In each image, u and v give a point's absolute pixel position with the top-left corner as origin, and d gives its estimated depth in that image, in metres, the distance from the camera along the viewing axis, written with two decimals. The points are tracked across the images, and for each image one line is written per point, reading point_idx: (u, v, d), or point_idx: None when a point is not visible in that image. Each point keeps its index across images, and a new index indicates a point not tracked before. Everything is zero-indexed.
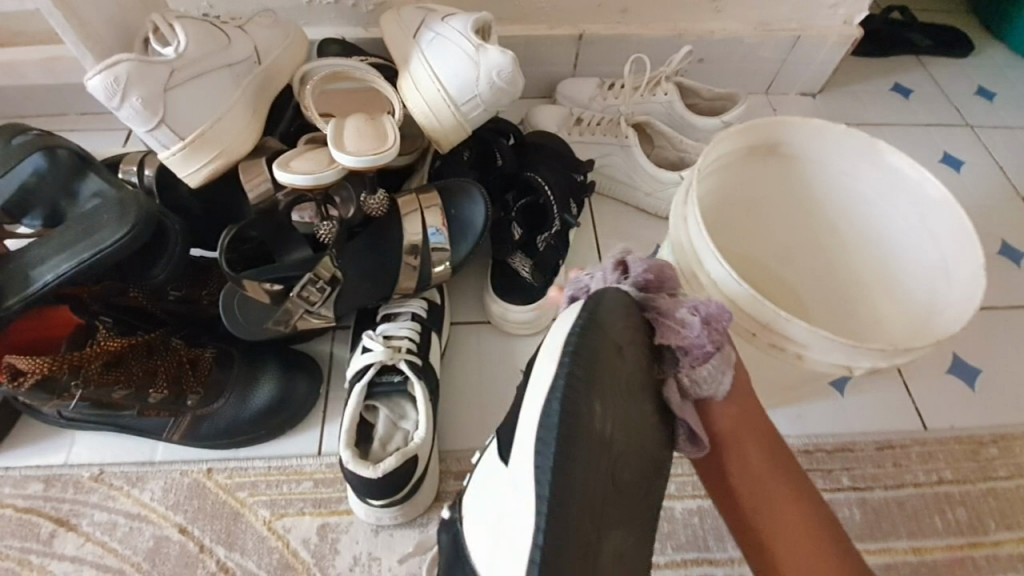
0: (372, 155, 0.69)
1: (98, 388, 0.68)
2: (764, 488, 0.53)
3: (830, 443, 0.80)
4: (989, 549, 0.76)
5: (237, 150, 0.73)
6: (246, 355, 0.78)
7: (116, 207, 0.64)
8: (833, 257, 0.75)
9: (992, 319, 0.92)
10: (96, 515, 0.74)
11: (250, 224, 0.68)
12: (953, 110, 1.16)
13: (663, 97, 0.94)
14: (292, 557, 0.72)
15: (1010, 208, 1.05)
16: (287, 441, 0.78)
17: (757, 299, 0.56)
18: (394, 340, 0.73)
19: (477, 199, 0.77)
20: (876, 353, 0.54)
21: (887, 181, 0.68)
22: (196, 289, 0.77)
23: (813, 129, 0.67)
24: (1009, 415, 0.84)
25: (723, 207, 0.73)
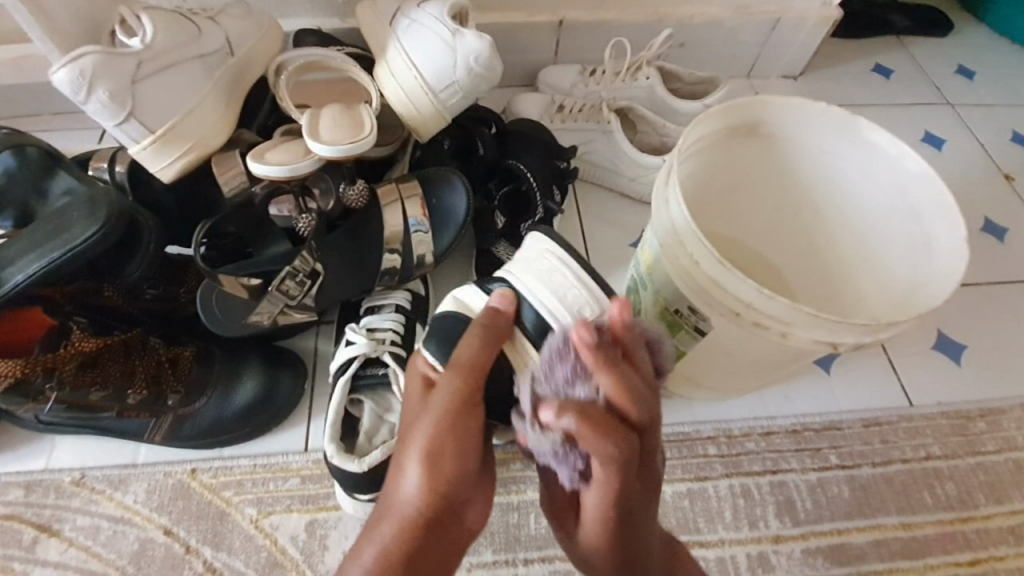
0: (348, 144, 0.68)
1: (75, 389, 0.68)
2: (625, 537, 0.51)
3: (818, 422, 0.80)
4: (979, 523, 0.76)
5: (211, 142, 0.71)
6: (228, 353, 0.77)
7: (87, 204, 0.63)
8: (816, 236, 0.74)
9: (976, 295, 0.92)
10: (78, 519, 0.72)
11: (226, 218, 0.67)
12: (933, 89, 1.17)
13: (644, 81, 0.93)
14: (280, 555, 0.71)
15: (991, 185, 1.05)
16: (272, 439, 0.77)
17: (734, 277, 0.56)
18: (377, 333, 0.72)
19: (459, 186, 0.77)
20: (858, 329, 0.54)
21: (865, 157, 0.68)
22: (174, 286, 0.75)
23: (792, 108, 0.66)
24: (994, 389, 0.84)
25: (705, 191, 0.72)
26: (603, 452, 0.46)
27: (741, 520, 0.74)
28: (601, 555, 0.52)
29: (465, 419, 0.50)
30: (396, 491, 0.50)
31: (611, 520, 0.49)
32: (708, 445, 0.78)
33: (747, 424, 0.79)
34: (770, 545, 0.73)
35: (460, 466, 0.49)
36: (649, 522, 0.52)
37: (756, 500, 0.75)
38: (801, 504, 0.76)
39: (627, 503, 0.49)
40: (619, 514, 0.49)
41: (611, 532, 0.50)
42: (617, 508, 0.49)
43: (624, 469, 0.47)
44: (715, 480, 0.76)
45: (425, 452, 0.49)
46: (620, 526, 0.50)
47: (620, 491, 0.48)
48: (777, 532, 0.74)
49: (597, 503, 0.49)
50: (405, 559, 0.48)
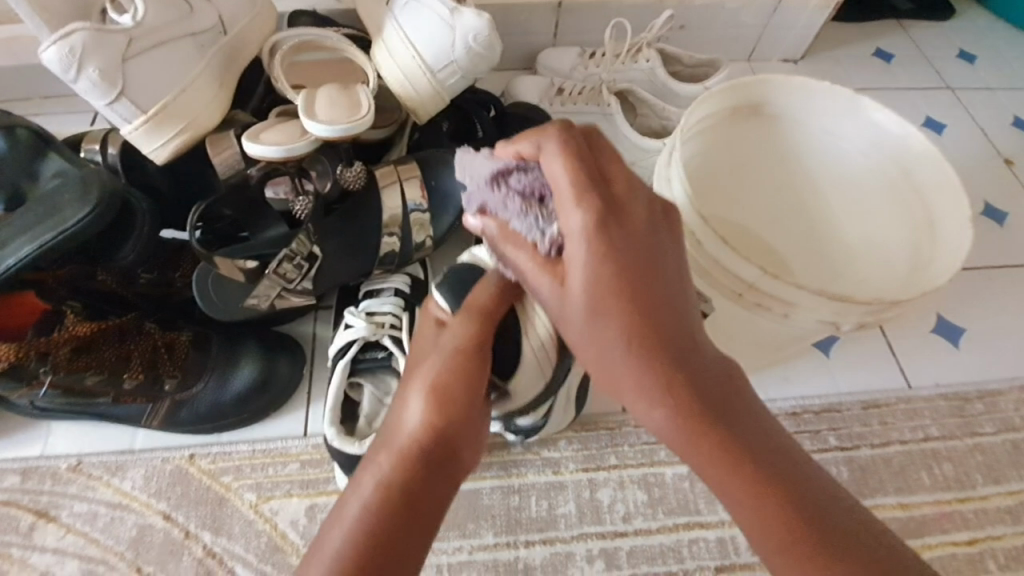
0: (347, 123, 0.67)
1: (67, 374, 0.66)
2: (624, 277, 0.45)
3: (818, 404, 0.80)
4: (977, 503, 0.77)
5: (205, 122, 0.70)
6: (225, 337, 0.76)
7: (77, 186, 0.62)
8: (816, 219, 0.72)
9: (977, 278, 0.92)
10: (75, 506, 0.72)
11: (222, 201, 0.66)
12: (933, 73, 1.16)
13: (644, 63, 0.92)
14: (281, 539, 0.71)
15: (991, 169, 1.05)
16: (270, 424, 0.76)
17: (737, 257, 0.56)
18: (377, 316, 0.70)
19: (458, 169, 0.75)
20: (862, 308, 0.54)
21: (868, 139, 0.68)
22: (169, 270, 0.74)
23: (794, 88, 0.66)
24: (992, 372, 0.85)
25: (706, 172, 0.70)
26: (557, 174, 0.45)
27: None
28: (600, 320, 0.46)
29: (473, 361, 0.51)
30: (403, 426, 0.49)
31: (598, 259, 0.45)
32: None
33: None
34: None
35: (463, 394, 0.50)
36: (661, 282, 0.46)
37: None
38: None
39: (611, 227, 0.45)
40: (603, 234, 0.45)
41: (609, 285, 0.45)
42: (597, 227, 0.44)
43: (582, 182, 0.45)
44: None
45: (436, 382, 0.49)
46: (615, 276, 0.45)
47: (593, 206, 0.44)
48: None
49: (574, 225, 0.45)
50: (406, 495, 0.45)
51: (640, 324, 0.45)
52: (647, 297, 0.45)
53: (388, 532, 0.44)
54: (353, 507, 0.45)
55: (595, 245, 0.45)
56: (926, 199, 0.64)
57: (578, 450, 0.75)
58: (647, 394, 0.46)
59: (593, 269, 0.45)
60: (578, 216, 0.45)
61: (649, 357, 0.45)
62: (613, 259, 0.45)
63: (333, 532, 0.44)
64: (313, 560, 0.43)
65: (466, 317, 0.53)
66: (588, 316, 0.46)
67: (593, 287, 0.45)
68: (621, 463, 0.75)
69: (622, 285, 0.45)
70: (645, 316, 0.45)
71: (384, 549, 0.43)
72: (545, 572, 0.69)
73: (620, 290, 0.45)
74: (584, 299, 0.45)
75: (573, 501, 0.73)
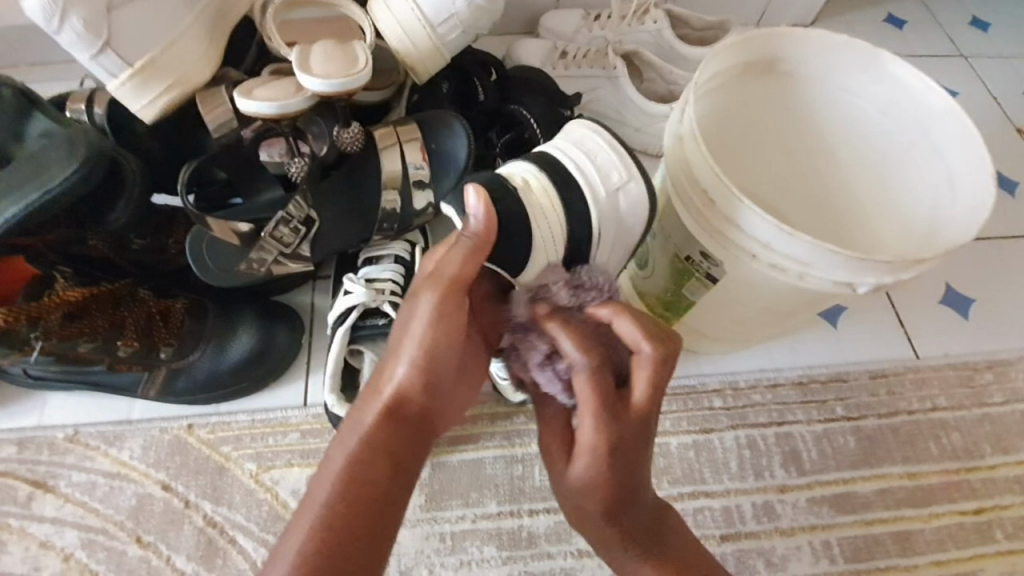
0: (343, 78, 0.64)
1: (61, 341, 0.64)
2: (619, 479, 0.46)
3: (825, 374, 0.79)
4: (984, 473, 0.76)
5: (195, 78, 0.67)
6: (222, 306, 0.75)
7: (65, 144, 0.59)
8: (825, 185, 0.71)
9: (989, 247, 0.89)
10: (74, 476, 0.71)
11: (212, 158, 0.65)
12: (946, 40, 1.12)
13: (651, 24, 0.89)
14: (282, 508, 0.70)
15: (1003, 138, 1.02)
16: (270, 393, 0.75)
17: (754, 215, 0.55)
18: (376, 283, 0.69)
19: (460, 131, 0.73)
20: (881, 266, 0.54)
21: (889, 96, 0.66)
22: (162, 236, 0.72)
23: (812, 42, 0.64)
24: (1002, 342, 0.83)
25: (720, 128, 0.68)
26: (582, 391, 0.47)
27: (747, 470, 0.74)
28: (590, 513, 0.47)
29: (450, 330, 0.48)
30: (383, 391, 0.48)
31: (597, 464, 0.46)
32: (714, 397, 0.77)
33: (753, 377, 0.78)
34: (775, 495, 0.73)
35: (440, 364, 0.48)
36: (643, 473, 0.49)
37: (762, 451, 0.75)
38: (806, 455, 0.75)
39: (615, 437, 0.46)
40: (609, 450, 0.46)
41: (600, 480, 0.46)
42: (602, 442, 0.46)
43: (604, 391, 0.47)
44: (721, 432, 0.76)
45: (412, 352, 0.48)
46: (615, 483, 0.46)
47: (604, 415, 0.46)
48: (783, 483, 0.74)
49: (586, 436, 0.46)
50: (391, 457, 0.47)
51: (620, 494, 0.47)
52: (633, 487, 0.48)
53: (373, 488, 0.46)
54: (336, 460, 0.47)
55: (596, 454, 0.46)
56: (948, 151, 0.62)
57: None
58: (616, 547, 0.49)
59: (592, 470, 0.46)
60: (590, 427, 0.46)
61: (617, 523, 0.48)
62: (612, 465, 0.46)
63: (321, 483, 0.46)
64: (301, 516, 0.45)
65: (436, 288, 0.48)
66: (587, 499, 0.47)
67: (588, 490, 0.47)
68: None
69: (615, 486, 0.46)
70: (627, 508, 0.48)
71: (370, 505, 0.45)
72: (549, 540, 0.68)
73: (615, 487, 0.46)
74: (583, 483, 0.46)
75: None
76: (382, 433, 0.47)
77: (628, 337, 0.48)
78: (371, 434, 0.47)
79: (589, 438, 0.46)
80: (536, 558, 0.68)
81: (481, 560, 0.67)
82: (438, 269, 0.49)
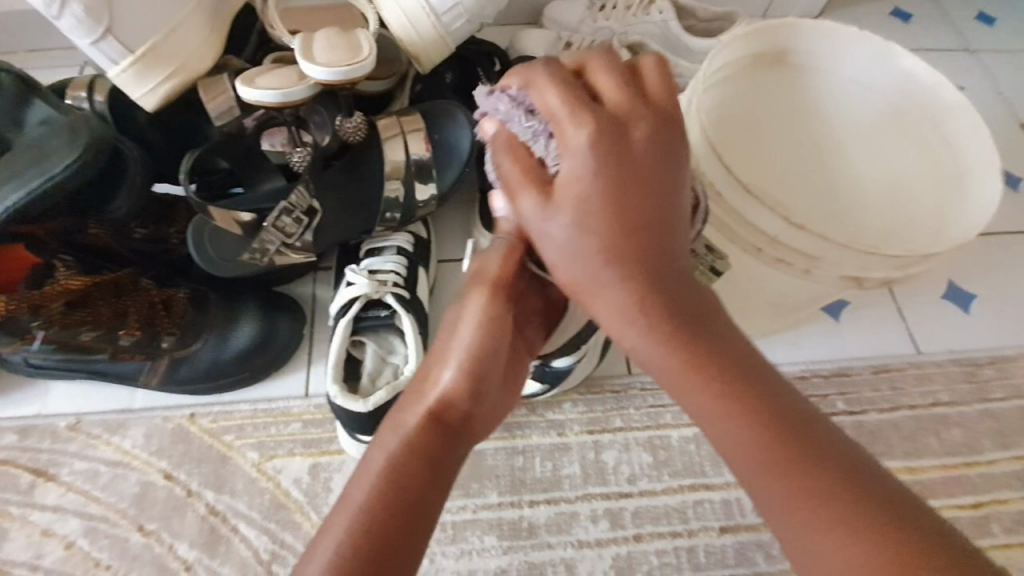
0: (346, 67, 0.64)
1: (65, 329, 0.64)
2: (618, 199, 0.41)
3: (826, 368, 0.79)
4: (983, 468, 0.76)
5: (195, 65, 0.67)
6: (223, 295, 0.75)
7: (66, 131, 0.59)
8: (837, 183, 0.67)
9: (993, 243, 0.89)
10: (76, 464, 0.71)
11: (215, 148, 0.65)
12: (952, 34, 1.12)
13: (658, 15, 0.88)
14: (285, 497, 0.70)
15: (1009, 133, 1.02)
16: (272, 383, 0.75)
17: (762, 208, 0.55)
18: (379, 274, 0.69)
19: (463, 121, 0.73)
20: (887, 260, 0.54)
21: (893, 93, 0.67)
22: (163, 226, 0.72)
23: (822, 34, 0.66)
24: (1004, 338, 0.83)
25: (728, 122, 0.67)
26: (557, 108, 0.42)
27: None
28: (611, 299, 0.42)
29: (498, 334, 0.48)
30: (427, 394, 0.46)
31: (590, 186, 0.41)
32: None
33: None
34: None
35: (488, 368, 0.48)
36: (664, 211, 0.42)
37: None
38: None
39: (604, 159, 0.41)
40: (602, 168, 0.41)
41: (597, 204, 0.41)
42: (590, 126, 0.41)
43: (582, 105, 0.42)
44: None
45: (462, 352, 0.47)
46: (621, 257, 0.41)
47: (590, 124, 0.41)
48: None
49: (571, 159, 0.42)
50: (433, 461, 0.44)
51: (625, 235, 0.41)
52: (644, 217, 0.42)
53: (416, 491, 0.42)
54: (377, 463, 0.43)
55: (586, 177, 0.41)
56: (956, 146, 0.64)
57: (583, 412, 0.74)
58: (661, 344, 0.41)
59: (594, 246, 0.41)
60: (578, 137, 0.41)
61: (637, 278, 0.41)
62: (608, 214, 0.41)
63: (359, 484, 0.42)
64: (334, 520, 0.40)
65: (485, 287, 0.49)
66: (592, 258, 0.41)
67: (584, 240, 0.42)
68: (627, 426, 0.74)
69: (616, 205, 0.41)
70: (640, 218, 0.41)
71: (411, 505, 0.41)
72: (549, 531, 0.69)
73: (625, 254, 0.41)
74: (583, 251, 0.42)
75: (578, 462, 0.72)
76: (425, 434, 0.44)
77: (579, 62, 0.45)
78: (415, 436, 0.44)
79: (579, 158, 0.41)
80: (537, 549, 0.68)
81: (482, 550, 0.68)
82: (482, 270, 0.50)
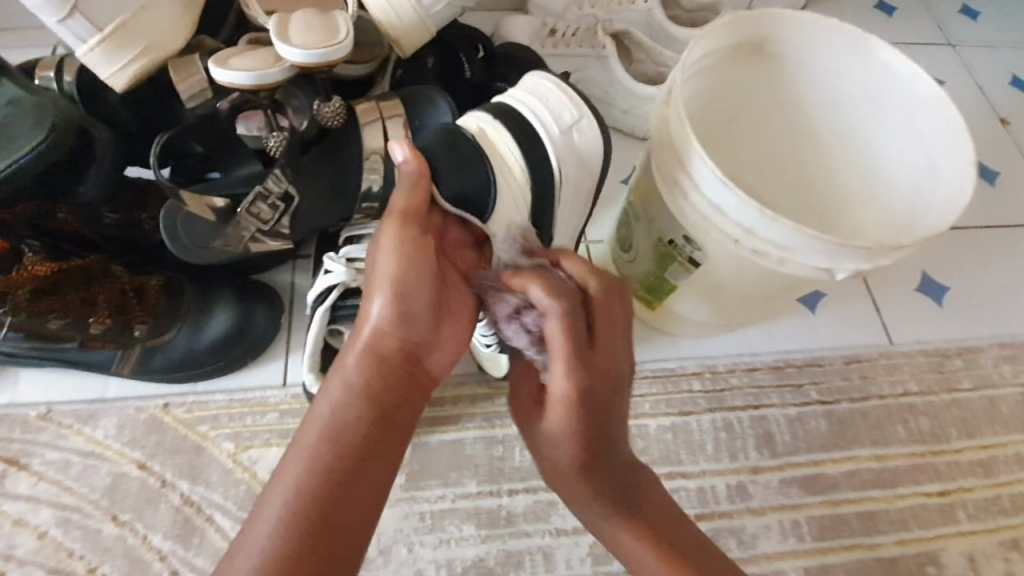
0: (323, 48, 0.62)
1: (31, 317, 0.64)
2: (590, 420, 0.50)
3: (801, 358, 0.80)
4: (950, 456, 0.78)
5: (168, 43, 0.64)
6: (198, 283, 0.73)
7: (31, 113, 0.57)
8: (812, 169, 0.71)
9: (966, 236, 0.91)
10: (47, 454, 0.69)
11: (189, 130, 0.65)
12: (934, 28, 1.12)
13: (642, 3, 0.87)
14: (261, 487, 0.69)
15: (985, 128, 1.03)
16: (248, 372, 0.74)
17: (734, 198, 0.55)
18: (358, 263, 0.67)
19: (444, 108, 0.71)
20: (859, 253, 0.55)
21: (875, 81, 0.66)
22: (136, 211, 0.69)
23: (803, 24, 0.64)
24: (973, 330, 0.85)
25: (710, 113, 0.69)
26: (553, 330, 0.50)
27: (722, 452, 0.75)
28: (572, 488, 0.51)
29: (422, 264, 0.51)
30: (362, 330, 0.50)
31: (568, 411, 0.49)
32: (692, 380, 0.78)
33: (731, 360, 0.80)
34: (749, 476, 0.75)
35: (416, 305, 0.51)
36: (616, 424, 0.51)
37: (737, 434, 0.76)
38: (780, 437, 0.77)
39: (583, 383, 0.49)
40: (581, 396, 0.49)
41: (575, 421, 0.49)
42: (576, 365, 0.49)
43: (572, 342, 0.49)
44: (698, 415, 0.77)
45: (392, 289, 0.50)
46: (583, 461, 0.50)
47: (576, 363, 0.49)
48: (757, 464, 0.75)
49: (558, 386, 0.49)
50: (374, 402, 0.48)
51: (596, 451, 0.50)
52: (604, 429, 0.50)
53: (360, 438, 0.47)
54: (324, 410, 0.48)
55: (565, 406, 0.49)
56: (933, 139, 0.63)
57: None
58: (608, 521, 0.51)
59: (564, 449, 0.50)
60: (564, 376, 0.49)
61: (593, 476, 0.51)
62: (580, 434, 0.50)
63: (308, 428, 0.47)
64: (287, 464, 0.46)
65: (395, 221, 0.51)
66: (567, 469, 0.51)
67: (557, 447, 0.50)
68: None
69: (586, 425, 0.50)
70: (602, 432, 0.50)
71: (358, 454, 0.47)
72: (527, 519, 0.69)
73: (589, 455, 0.50)
74: (555, 448, 0.51)
75: None
76: (365, 374, 0.49)
77: (578, 274, 0.52)
78: (356, 380, 0.48)
79: (565, 388, 0.49)
80: (514, 537, 0.68)
81: (459, 539, 0.68)
82: (390, 205, 0.52)
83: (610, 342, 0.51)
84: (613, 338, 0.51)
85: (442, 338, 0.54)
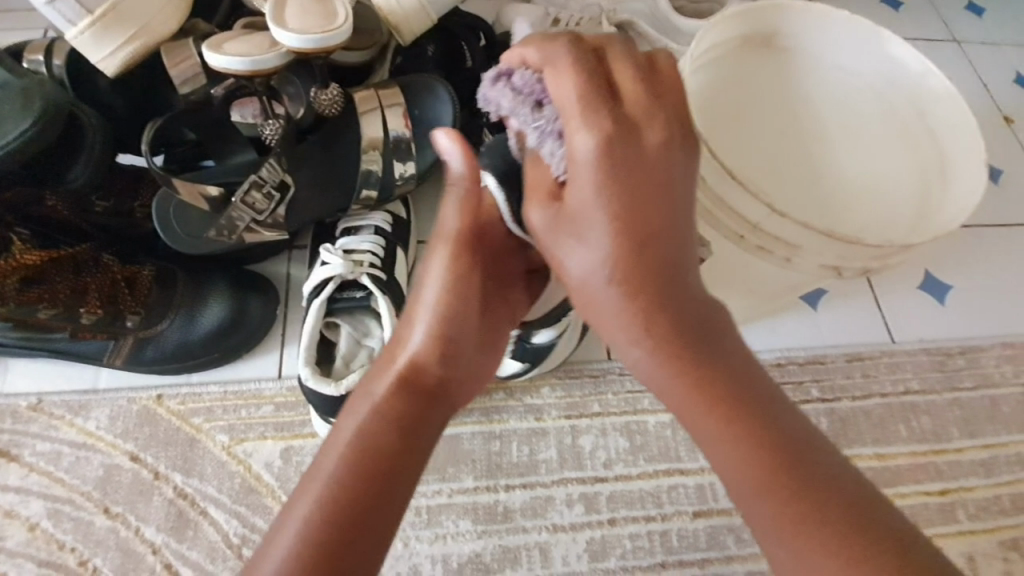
0: (321, 34, 0.60)
1: (19, 307, 0.61)
2: (642, 224, 0.42)
3: (802, 356, 0.80)
4: (950, 455, 0.78)
5: (160, 26, 0.62)
6: (191, 274, 0.72)
7: (18, 95, 0.56)
8: (823, 166, 0.66)
9: (969, 235, 0.90)
10: (38, 445, 0.68)
11: (180, 117, 0.62)
12: (940, 24, 1.11)
13: None
14: (256, 480, 0.68)
15: (990, 126, 1.02)
16: (242, 365, 0.73)
17: (743, 193, 0.54)
18: (354, 254, 0.67)
19: (443, 97, 0.70)
20: (868, 252, 0.54)
21: (883, 75, 0.67)
22: (126, 200, 0.68)
23: (811, 16, 0.65)
24: (975, 329, 0.84)
25: (718, 103, 0.66)
26: (565, 94, 0.43)
27: None
28: (629, 348, 0.44)
29: (466, 297, 0.50)
30: (398, 358, 0.49)
31: (608, 200, 0.42)
32: None
33: None
34: None
35: (458, 333, 0.49)
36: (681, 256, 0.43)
37: None
38: None
39: (623, 153, 0.42)
40: (622, 180, 0.42)
41: (622, 226, 0.42)
42: (605, 128, 0.42)
43: (591, 98, 0.42)
44: None
45: (434, 319, 0.49)
46: (636, 279, 0.42)
47: (606, 130, 0.42)
48: None
49: (582, 150, 0.42)
50: (403, 427, 0.46)
51: (657, 293, 0.43)
52: (663, 252, 0.43)
53: (385, 460, 0.44)
54: (347, 430, 0.45)
55: (604, 194, 0.42)
56: (945, 134, 0.64)
57: (561, 397, 0.74)
58: (683, 393, 0.42)
59: (620, 275, 0.42)
60: (586, 137, 0.42)
61: (654, 315, 0.43)
62: (632, 246, 0.42)
63: (330, 449, 0.45)
64: (306, 481, 0.43)
65: (448, 245, 0.50)
66: (614, 302, 0.43)
67: (603, 278, 0.43)
68: (604, 411, 0.74)
69: (638, 239, 0.42)
70: (663, 266, 0.43)
71: (380, 477, 0.43)
72: (525, 514, 0.69)
73: (646, 285, 0.42)
74: (600, 274, 0.43)
75: (555, 447, 0.72)
76: (395, 399, 0.47)
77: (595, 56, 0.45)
78: (385, 403, 0.47)
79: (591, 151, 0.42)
80: (511, 533, 0.68)
81: (457, 534, 0.67)
82: (441, 228, 0.51)
83: (652, 114, 0.43)
84: (661, 128, 0.43)
85: (476, 370, 0.52)
